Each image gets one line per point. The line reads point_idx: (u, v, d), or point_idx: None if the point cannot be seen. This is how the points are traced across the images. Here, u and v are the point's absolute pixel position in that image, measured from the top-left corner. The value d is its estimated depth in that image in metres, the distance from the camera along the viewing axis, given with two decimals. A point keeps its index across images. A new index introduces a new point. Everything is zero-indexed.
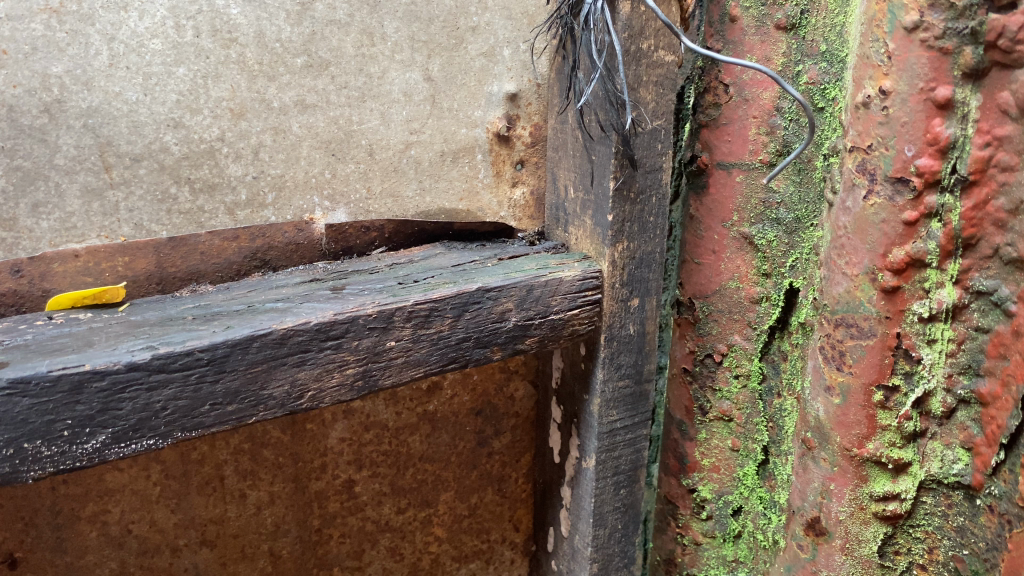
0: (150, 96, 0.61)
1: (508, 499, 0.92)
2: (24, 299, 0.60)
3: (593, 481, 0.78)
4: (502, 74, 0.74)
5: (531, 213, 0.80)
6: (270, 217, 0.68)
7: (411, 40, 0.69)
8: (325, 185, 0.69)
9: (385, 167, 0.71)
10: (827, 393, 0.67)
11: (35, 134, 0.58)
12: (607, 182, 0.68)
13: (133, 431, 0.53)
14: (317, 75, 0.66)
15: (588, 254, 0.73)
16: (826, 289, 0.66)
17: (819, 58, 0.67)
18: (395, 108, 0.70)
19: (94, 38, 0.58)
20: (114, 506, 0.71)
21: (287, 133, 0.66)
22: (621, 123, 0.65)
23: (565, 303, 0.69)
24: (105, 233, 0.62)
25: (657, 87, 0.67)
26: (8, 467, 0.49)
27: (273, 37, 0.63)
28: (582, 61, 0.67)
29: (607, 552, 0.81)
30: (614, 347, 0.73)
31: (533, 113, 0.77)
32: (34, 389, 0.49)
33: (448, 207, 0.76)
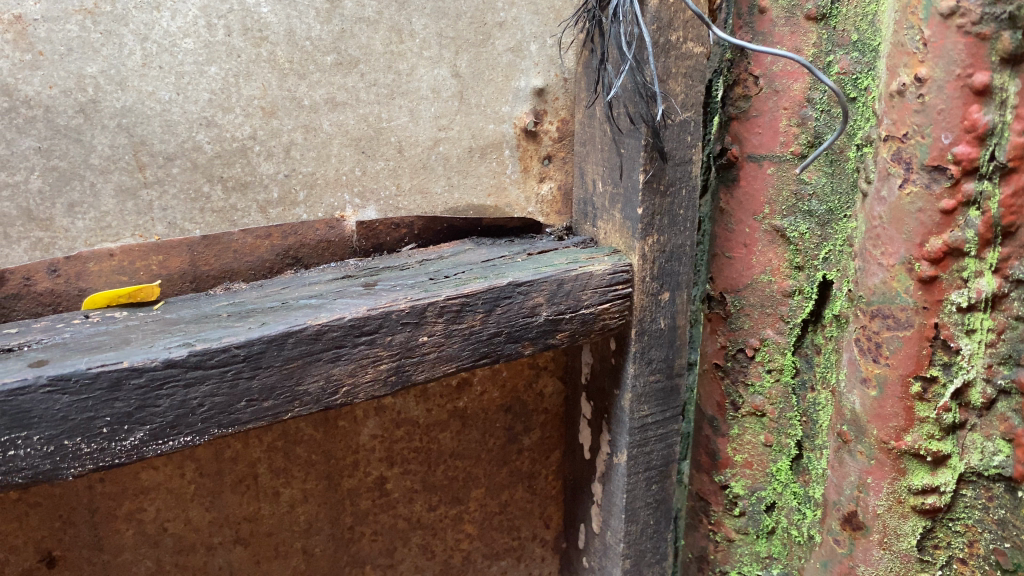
0: (183, 95, 0.61)
1: (539, 496, 0.92)
2: (60, 299, 0.62)
3: (625, 476, 0.77)
4: (529, 69, 0.74)
5: (559, 208, 0.80)
6: (302, 215, 0.68)
7: (439, 36, 0.69)
8: (355, 183, 0.70)
9: (413, 164, 0.72)
10: (863, 385, 0.67)
11: (71, 134, 0.58)
12: (637, 175, 0.67)
13: (171, 428, 0.53)
14: (347, 73, 0.66)
15: (618, 247, 0.73)
16: (861, 280, 0.66)
17: (850, 48, 0.66)
18: (424, 105, 0.70)
19: (127, 38, 0.58)
20: (150, 504, 0.72)
21: (318, 130, 0.67)
22: (651, 115, 0.65)
23: (596, 297, 0.69)
24: (139, 233, 0.63)
25: (687, 78, 0.67)
26: (49, 464, 0.49)
27: (303, 35, 0.64)
28: (611, 54, 0.67)
29: (639, 547, 0.81)
30: (645, 340, 0.73)
31: (560, 108, 0.77)
32: (74, 386, 0.49)
33: (475, 203, 0.76)
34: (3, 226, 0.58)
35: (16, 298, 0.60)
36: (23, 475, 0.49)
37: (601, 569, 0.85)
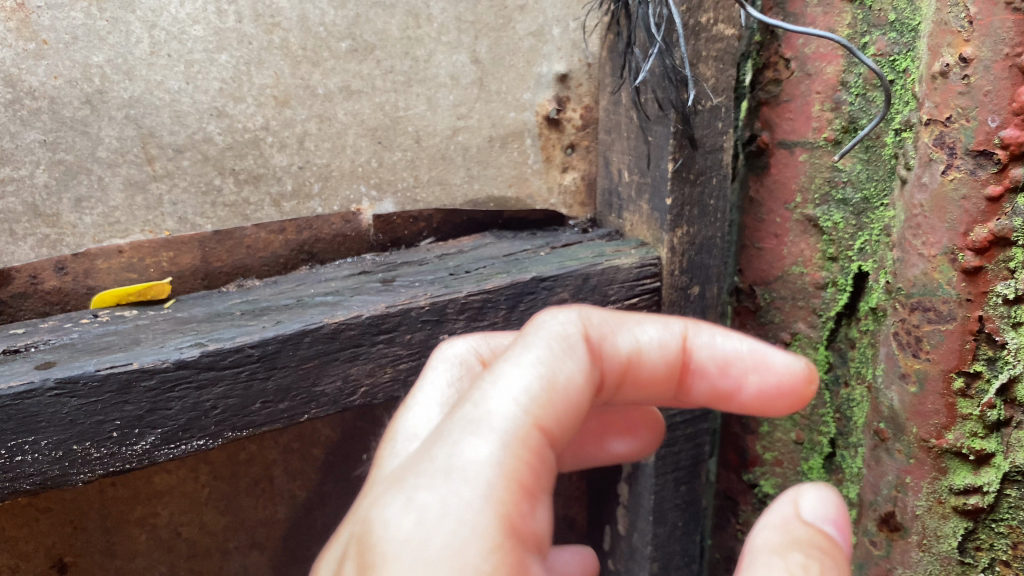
0: (193, 85, 0.59)
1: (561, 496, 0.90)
2: (68, 298, 0.59)
3: (652, 477, 0.75)
4: (552, 54, 0.72)
5: (582, 199, 0.77)
6: (316, 208, 0.66)
7: (458, 20, 0.67)
8: (371, 174, 0.68)
9: (431, 154, 0.70)
10: (903, 381, 0.63)
11: (77, 126, 0.56)
12: (666, 163, 0.65)
13: (183, 431, 0.50)
14: (363, 59, 0.65)
15: (644, 239, 0.70)
16: (900, 271, 0.63)
17: (887, 28, 0.63)
18: (442, 92, 0.69)
19: (135, 26, 0.56)
20: (163, 508, 0.71)
21: (332, 120, 0.65)
22: (682, 101, 0.62)
23: (623, 293, 0.65)
24: (149, 228, 0.61)
25: (719, 62, 0.64)
26: (58, 470, 0.48)
27: (317, 20, 0.62)
28: (638, 36, 0.64)
29: (668, 549, 0.79)
30: None
31: (584, 94, 0.74)
32: (82, 389, 0.47)
33: (497, 194, 0.74)
34: (9, 222, 0.56)
35: (23, 297, 0.58)
36: (31, 481, 0.47)
37: (626, 572, 0.83)
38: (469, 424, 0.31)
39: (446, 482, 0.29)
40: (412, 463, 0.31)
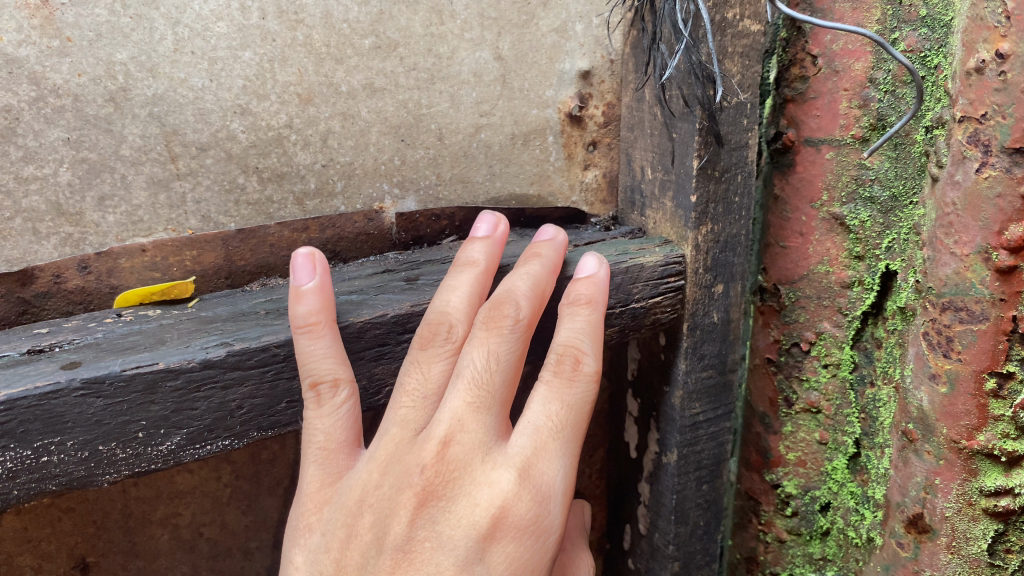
0: (216, 82, 0.58)
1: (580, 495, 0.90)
2: (92, 296, 0.58)
3: (674, 477, 0.74)
4: (575, 50, 0.71)
5: (604, 196, 0.77)
6: (339, 207, 0.66)
7: (481, 17, 0.66)
8: (394, 172, 0.67)
9: (454, 152, 0.69)
10: (932, 381, 0.63)
11: (101, 124, 0.56)
12: (691, 161, 0.64)
13: (209, 431, 0.50)
14: (386, 57, 0.64)
15: (668, 237, 0.69)
16: (931, 270, 0.62)
17: (918, 24, 0.62)
18: (465, 89, 0.68)
19: (158, 23, 0.55)
20: (185, 508, 0.71)
21: (356, 118, 0.64)
22: (707, 99, 0.61)
23: (647, 291, 0.65)
24: (172, 226, 0.60)
25: (744, 58, 0.63)
26: (83, 470, 0.47)
27: (340, 17, 0.61)
28: (664, 33, 0.62)
29: (689, 549, 0.78)
30: (696, 336, 0.70)
31: (606, 91, 0.73)
32: (109, 389, 0.46)
33: (519, 192, 0.73)
34: (31, 221, 0.56)
35: (46, 296, 0.57)
36: (57, 481, 0.47)
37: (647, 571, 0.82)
38: (551, 432, 0.51)
39: (542, 476, 0.50)
40: (530, 466, 0.49)
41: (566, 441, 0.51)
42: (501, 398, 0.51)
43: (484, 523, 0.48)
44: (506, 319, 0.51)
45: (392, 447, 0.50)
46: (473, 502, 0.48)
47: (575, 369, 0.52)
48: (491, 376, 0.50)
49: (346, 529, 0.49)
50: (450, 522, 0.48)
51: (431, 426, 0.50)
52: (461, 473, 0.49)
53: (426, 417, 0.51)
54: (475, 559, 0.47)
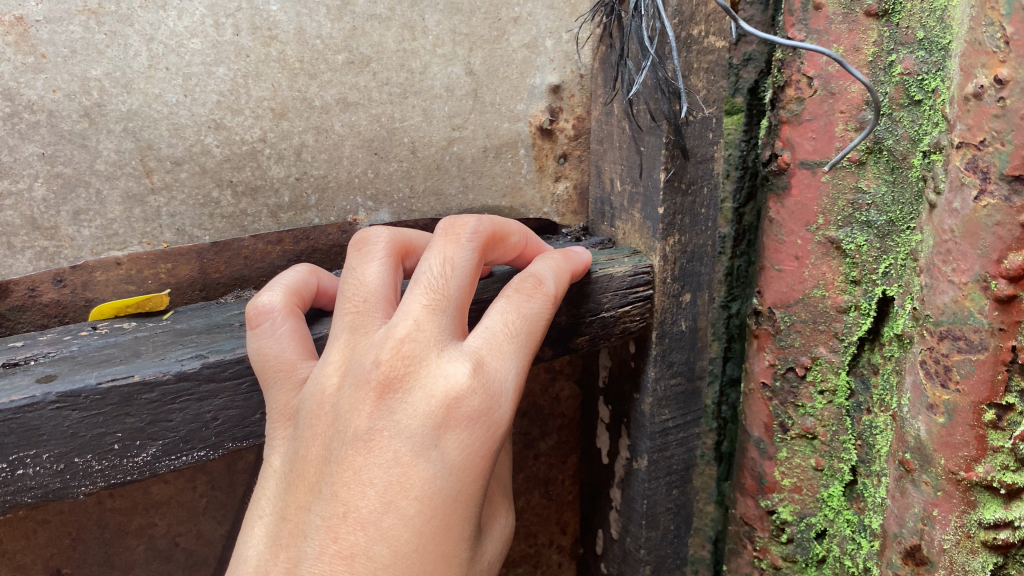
0: (190, 97, 0.61)
1: (555, 502, 1.01)
2: (67, 309, 0.61)
3: (645, 480, 0.83)
4: (546, 66, 0.76)
5: (574, 207, 0.83)
6: (313, 219, 0.69)
7: (453, 33, 0.71)
8: (368, 185, 0.71)
9: (427, 163, 0.73)
10: (929, 411, 0.61)
11: (76, 139, 0.58)
12: (658, 174, 0.70)
13: (184, 443, 0.52)
14: (359, 72, 0.67)
15: (637, 248, 0.75)
16: (928, 298, 0.60)
17: (915, 46, 0.62)
18: (438, 103, 0.72)
19: (133, 39, 0.58)
20: (161, 518, 0.75)
21: (329, 131, 0.68)
22: (673, 113, 0.67)
23: (616, 300, 0.71)
24: (148, 239, 0.63)
25: (708, 74, 0.69)
26: (60, 482, 0.49)
27: (313, 33, 0.65)
28: (631, 50, 0.69)
29: (659, 551, 0.88)
30: (665, 344, 0.78)
31: (576, 105, 0.79)
32: (85, 402, 0.48)
33: (492, 204, 0.78)
34: (5, 234, 0.58)
35: (22, 309, 0.60)
36: (33, 494, 0.48)
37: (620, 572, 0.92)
38: (508, 330, 0.52)
39: (496, 370, 0.50)
40: (487, 358, 0.50)
41: (520, 345, 0.52)
42: (458, 302, 0.51)
43: (438, 411, 0.47)
44: (463, 229, 0.54)
45: (349, 349, 0.51)
46: (429, 392, 0.48)
47: (532, 287, 0.55)
48: (448, 281, 0.51)
49: (309, 435, 0.49)
50: (408, 411, 0.48)
51: (391, 325, 0.50)
52: (419, 366, 0.48)
53: (374, 320, 0.52)
54: (431, 445, 0.47)
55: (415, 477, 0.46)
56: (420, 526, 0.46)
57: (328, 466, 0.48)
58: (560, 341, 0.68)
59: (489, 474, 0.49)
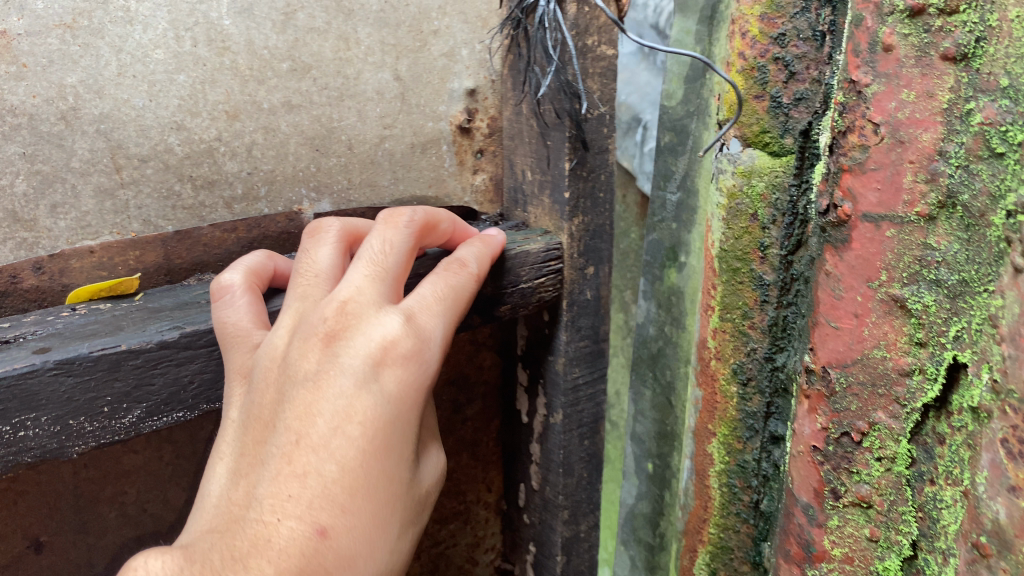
0: (155, 101, 0.74)
1: (480, 461, 1.22)
2: (45, 294, 0.73)
3: (562, 433, 1.01)
4: (462, 72, 0.92)
5: (490, 198, 1.01)
6: (263, 209, 0.83)
7: (382, 43, 0.85)
8: (311, 179, 0.85)
9: (363, 159, 0.88)
10: (1009, 493, 0.53)
11: (53, 140, 0.70)
12: (563, 163, 0.87)
13: (164, 404, 0.65)
14: (301, 77, 0.81)
15: (547, 229, 0.93)
16: (1012, 369, 0.54)
17: (998, 94, 0.56)
18: (371, 105, 0.87)
19: (104, 49, 0.70)
20: (131, 487, 0.91)
21: (276, 130, 0.81)
22: (575, 110, 0.84)
23: (533, 272, 0.88)
24: (117, 230, 0.75)
25: (602, 77, 0.86)
26: (57, 441, 0.61)
27: (261, 44, 0.78)
28: (537, 57, 0.85)
29: (576, 498, 1.05)
30: (573, 311, 0.95)
31: (490, 107, 0.96)
32: (79, 367, 0.60)
33: (419, 194, 0.94)
34: None
35: (4, 296, 0.71)
36: (32, 454, 0.60)
37: (541, 518, 1.12)
38: (435, 292, 0.68)
39: (422, 323, 0.65)
40: (417, 312, 0.65)
41: (444, 307, 0.68)
42: (393, 271, 0.67)
43: (376, 351, 0.61)
44: (401, 216, 0.70)
45: (298, 317, 0.65)
46: (370, 337, 0.62)
47: (457, 268, 0.72)
48: (386, 254, 0.67)
49: (263, 382, 0.62)
50: (351, 352, 0.61)
51: (338, 290, 0.64)
52: (362, 319, 0.63)
53: (322, 289, 0.66)
54: (371, 379, 0.60)
55: (358, 405, 0.59)
56: (363, 445, 0.59)
57: (282, 406, 0.60)
58: (485, 306, 0.84)
59: (420, 402, 0.63)
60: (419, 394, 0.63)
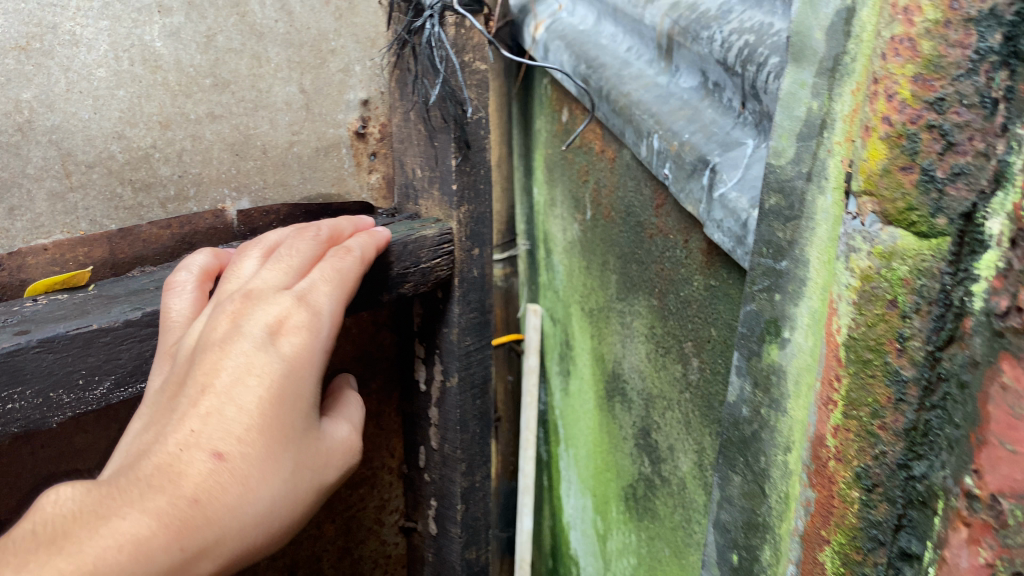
0: (97, 112, 1.24)
1: (384, 430, 1.91)
2: (9, 288, 1.20)
3: (458, 392, 1.67)
4: (356, 85, 1.57)
5: (383, 195, 1.68)
6: (193, 208, 1.39)
7: (288, 59, 1.45)
8: (233, 183, 1.43)
9: (275, 160, 1.49)
10: None
11: (10, 148, 1.18)
12: (452, 159, 1.47)
13: (130, 376, 1.08)
14: (222, 90, 1.38)
15: (438, 218, 1.54)
16: None
17: None
18: (280, 114, 1.47)
19: (52, 67, 1.19)
20: (80, 463, 1.42)
21: (202, 136, 1.37)
22: (463, 113, 1.44)
23: (430, 252, 1.47)
24: (66, 229, 1.25)
25: (480, 85, 1.47)
26: (44, 412, 0.99)
27: (189, 61, 1.32)
28: (424, 71, 1.44)
29: (471, 449, 1.73)
30: (464, 285, 1.58)
31: (380, 113, 1.63)
32: (59, 343, 0.98)
33: (325, 190, 1.59)
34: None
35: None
36: (19, 424, 0.98)
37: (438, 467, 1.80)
38: (330, 274, 1.10)
39: (310, 299, 1.05)
40: (310, 291, 1.06)
41: (336, 287, 1.10)
42: (300, 264, 1.10)
43: (274, 321, 0.98)
44: (310, 230, 1.16)
45: (217, 291, 1.06)
46: (268, 310, 0.99)
47: (346, 252, 1.16)
48: (295, 256, 1.10)
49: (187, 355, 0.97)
50: (253, 318, 0.97)
51: (256, 281, 1.04)
52: (264, 305, 1.00)
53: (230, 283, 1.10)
54: (268, 345, 0.95)
55: (257, 363, 0.92)
56: (263, 390, 0.90)
57: (188, 374, 0.93)
58: (383, 284, 1.36)
59: (288, 364, 0.94)
60: (313, 351, 0.99)
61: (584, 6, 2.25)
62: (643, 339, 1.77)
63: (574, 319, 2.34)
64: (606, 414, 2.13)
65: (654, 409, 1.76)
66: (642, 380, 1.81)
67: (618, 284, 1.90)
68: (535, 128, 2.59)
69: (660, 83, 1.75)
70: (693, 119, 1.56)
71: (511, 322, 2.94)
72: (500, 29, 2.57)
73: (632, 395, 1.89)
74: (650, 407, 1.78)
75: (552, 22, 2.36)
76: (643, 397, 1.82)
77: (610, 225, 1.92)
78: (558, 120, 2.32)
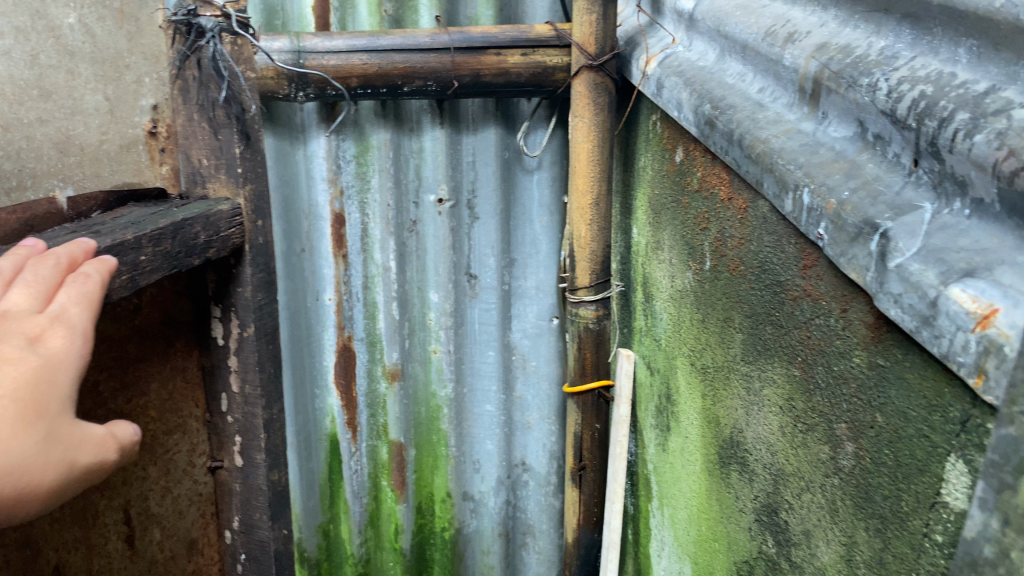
0: None
1: (190, 381, 2.43)
2: None
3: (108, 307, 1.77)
4: (146, 97, 2.16)
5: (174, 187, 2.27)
6: (30, 195, 1.92)
7: (91, 78, 2.01)
8: (60, 177, 1.98)
9: (88, 156, 2.03)
10: None
11: None
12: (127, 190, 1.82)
13: None
14: (46, 99, 1.93)
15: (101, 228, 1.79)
16: None
17: None
18: (90, 117, 2.03)
19: None
20: None
21: (31, 138, 1.92)
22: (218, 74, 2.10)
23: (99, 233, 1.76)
24: None
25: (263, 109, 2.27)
26: None
27: (16, 75, 1.87)
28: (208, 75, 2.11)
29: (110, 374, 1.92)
30: (153, 234, 1.88)
31: (167, 119, 2.21)
32: None
33: (127, 179, 2.15)
34: None
35: None
36: None
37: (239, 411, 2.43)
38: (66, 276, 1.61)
39: (65, 317, 1.57)
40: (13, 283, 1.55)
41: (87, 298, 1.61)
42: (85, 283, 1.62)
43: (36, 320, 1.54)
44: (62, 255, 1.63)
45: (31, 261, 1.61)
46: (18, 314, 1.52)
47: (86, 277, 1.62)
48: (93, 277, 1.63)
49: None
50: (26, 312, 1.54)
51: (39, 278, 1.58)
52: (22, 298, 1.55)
53: (53, 270, 1.61)
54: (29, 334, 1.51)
55: (42, 335, 1.53)
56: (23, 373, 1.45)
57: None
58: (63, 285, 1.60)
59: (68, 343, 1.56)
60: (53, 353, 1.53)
61: (703, 42, 2.12)
62: (776, 410, 1.63)
63: (678, 373, 2.20)
64: (718, 481, 1.99)
65: (786, 488, 1.61)
66: (771, 454, 1.66)
67: (744, 346, 1.76)
68: (639, 166, 2.46)
69: (805, 130, 1.60)
70: (851, 174, 1.41)
71: (601, 368, 2.69)
72: (605, 62, 2.41)
73: (757, 467, 1.75)
74: (781, 485, 1.63)
75: (665, 57, 2.23)
76: (771, 472, 1.67)
77: (737, 280, 1.78)
78: (670, 160, 2.20)
